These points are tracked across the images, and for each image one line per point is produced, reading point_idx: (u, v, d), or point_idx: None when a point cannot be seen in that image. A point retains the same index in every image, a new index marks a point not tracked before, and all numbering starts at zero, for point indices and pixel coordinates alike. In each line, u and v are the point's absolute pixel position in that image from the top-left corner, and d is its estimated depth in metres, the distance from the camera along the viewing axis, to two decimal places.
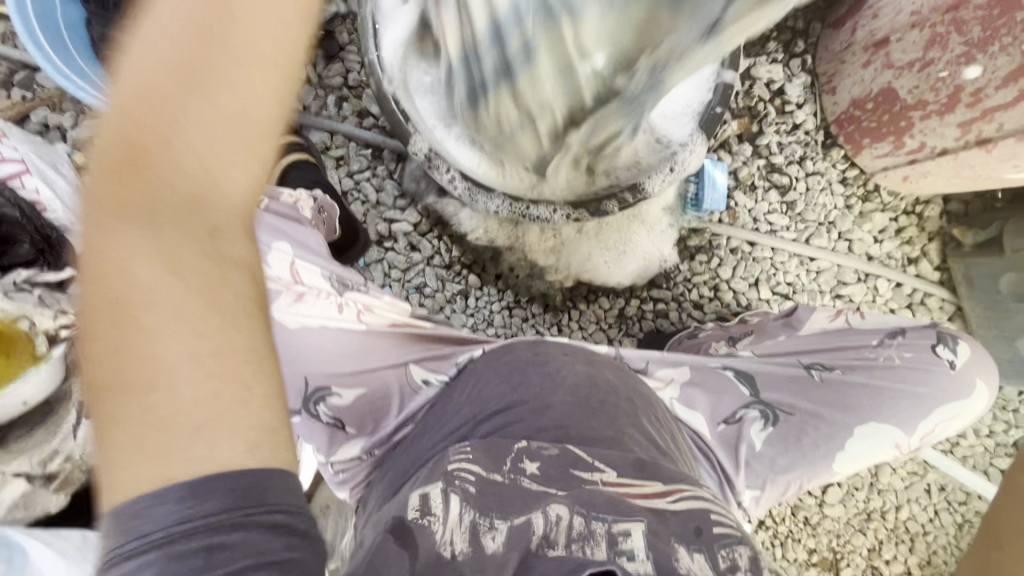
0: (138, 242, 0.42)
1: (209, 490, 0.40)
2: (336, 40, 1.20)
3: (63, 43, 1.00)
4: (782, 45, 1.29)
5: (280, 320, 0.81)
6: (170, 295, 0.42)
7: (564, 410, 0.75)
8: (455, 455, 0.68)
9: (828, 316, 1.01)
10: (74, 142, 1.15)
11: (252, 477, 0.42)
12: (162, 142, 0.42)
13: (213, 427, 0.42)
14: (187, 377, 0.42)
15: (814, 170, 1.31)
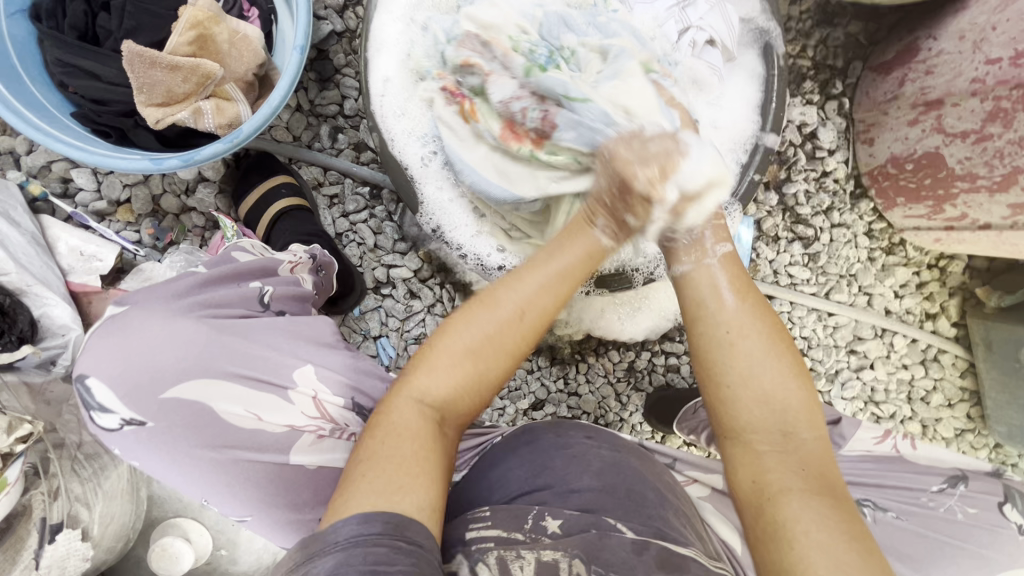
0: (426, 386, 0.58)
1: (371, 520, 0.48)
2: (331, 61, 1.07)
3: (11, 68, 0.86)
4: (818, 85, 1.20)
5: (302, 465, 0.64)
6: (449, 391, 0.59)
7: (591, 496, 0.63)
8: (473, 517, 0.61)
9: (874, 437, 0.80)
10: (28, 168, 1.01)
11: (404, 516, 0.49)
12: (492, 314, 0.60)
13: (406, 479, 0.52)
14: (425, 448, 0.56)
15: (841, 222, 1.24)
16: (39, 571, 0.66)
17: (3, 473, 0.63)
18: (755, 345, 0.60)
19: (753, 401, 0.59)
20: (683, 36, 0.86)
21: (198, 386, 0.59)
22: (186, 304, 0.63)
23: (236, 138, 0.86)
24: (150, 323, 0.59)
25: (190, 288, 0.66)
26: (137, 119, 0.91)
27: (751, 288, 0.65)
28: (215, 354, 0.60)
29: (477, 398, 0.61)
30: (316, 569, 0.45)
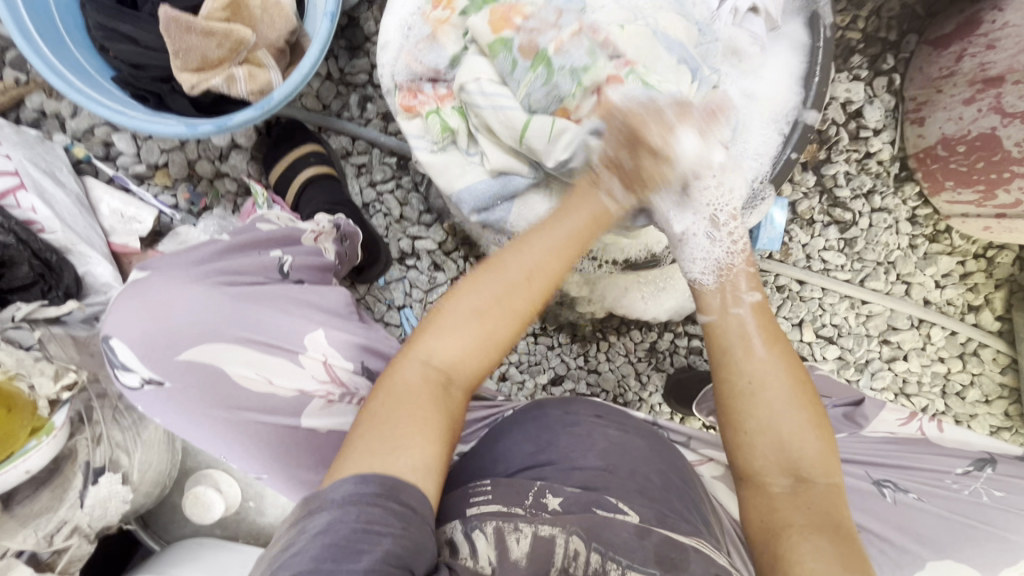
0: (434, 351, 0.60)
1: (367, 481, 0.49)
2: (361, 29, 1.07)
3: (55, 31, 0.88)
4: (867, 60, 1.14)
5: (312, 428, 0.67)
6: (452, 343, 0.60)
7: (592, 474, 0.65)
8: (473, 491, 0.62)
9: (898, 418, 0.77)
10: (73, 132, 1.05)
11: (401, 479, 0.50)
12: (489, 280, 0.62)
13: (408, 439, 0.54)
14: (421, 407, 0.56)
15: (881, 206, 1.19)
16: (84, 509, 0.70)
17: (50, 418, 0.67)
18: (780, 397, 0.59)
19: (773, 446, 0.58)
20: (725, 3, 0.87)
21: (213, 351, 0.61)
22: (204, 271, 0.66)
23: (266, 104, 0.87)
24: (169, 286, 0.62)
25: (211, 254, 0.69)
26: (174, 85, 0.93)
27: (780, 338, 0.63)
28: (225, 324, 0.62)
29: (475, 357, 0.61)
30: (313, 523, 0.47)
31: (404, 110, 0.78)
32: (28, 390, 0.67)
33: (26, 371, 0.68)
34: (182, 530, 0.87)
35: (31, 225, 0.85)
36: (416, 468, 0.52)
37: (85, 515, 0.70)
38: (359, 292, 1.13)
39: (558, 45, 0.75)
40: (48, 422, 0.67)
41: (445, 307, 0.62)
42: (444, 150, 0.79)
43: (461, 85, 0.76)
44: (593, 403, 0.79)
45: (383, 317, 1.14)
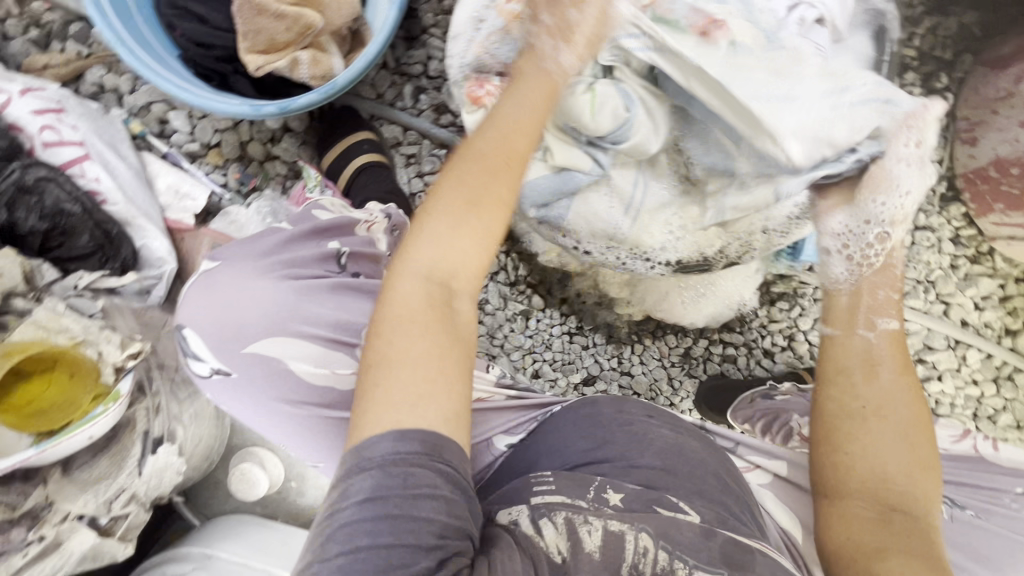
0: (423, 263, 0.56)
1: (408, 438, 0.49)
2: (419, 21, 1.08)
3: (126, 6, 0.89)
4: (921, 77, 1.13)
5: None
6: (441, 268, 0.56)
7: (651, 473, 0.65)
8: (536, 481, 0.63)
9: (952, 436, 0.76)
10: (130, 108, 1.06)
11: (434, 433, 0.49)
12: (458, 171, 0.60)
13: (426, 379, 0.51)
14: (427, 340, 0.53)
15: (925, 224, 1.19)
16: (142, 478, 0.71)
17: (117, 385, 0.68)
18: (889, 423, 0.63)
19: (876, 470, 0.61)
20: (792, 12, 0.86)
21: (277, 342, 0.63)
22: (269, 263, 0.66)
23: (330, 88, 0.88)
24: (235, 280, 0.64)
25: (274, 245, 0.68)
26: (237, 66, 0.94)
27: (909, 369, 0.67)
28: (289, 316, 0.63)
29: (466, 279, 0.58)
30: (356, 486, 0.48)
31: (470, 101, 0.77)
32: (96, 356, 0.69)
33: (94, 339, 0.71)
34: (222, 506, 0.88)
35: (94, 195, 0.87)
36: (446, 414, 0.51)
37: (142, 483, 0.71)
38: None
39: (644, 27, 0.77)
40: (115, 390, 0.68)
41: (428, 210, 0.58)
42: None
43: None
44: (641, 403, 0.77)
45: None
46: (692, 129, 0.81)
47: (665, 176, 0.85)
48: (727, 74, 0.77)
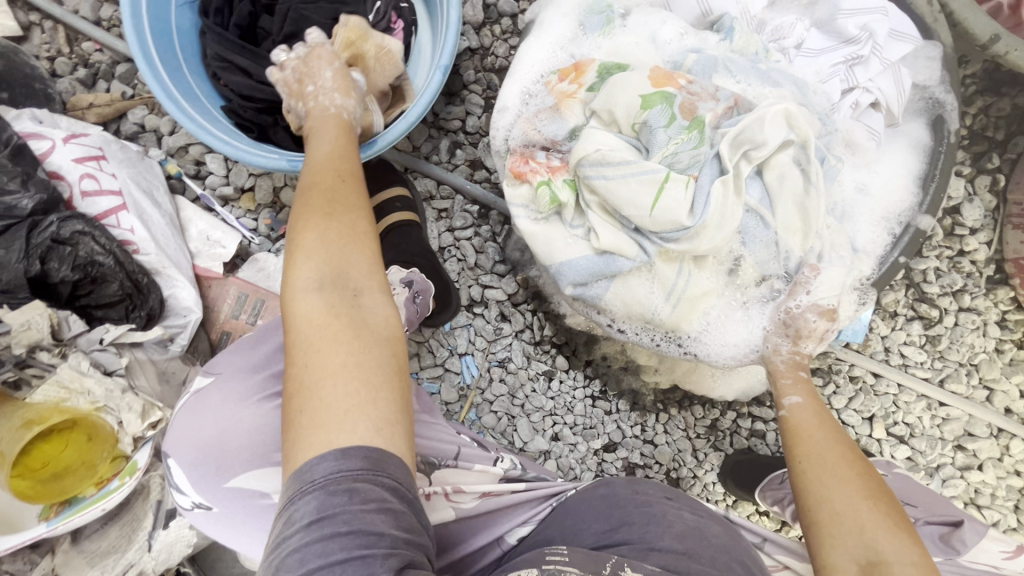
0: (312, 277, 0.52)
1: (350, 455, 0.44)
2: (461, 77, 1.07)
3: (174, 57, 0.90)
4: (970, 157, 1.10)
5: None
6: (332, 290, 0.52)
7: (673, 556, 0.60)
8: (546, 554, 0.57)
9: (1002, 552, 0.69)
10: (168, 149, 1.06)
11: (382, 450, 0.45)
12: (317, 189, 0.59)
13: (352, 384, 0.47)
14: (348, 352, 0.49)
15: (970, 306, 1.14)
16: (151, 553, 0.67)
17: (134, 457, 0.67)
18: (831, 474, 0.66)
19: (834, 520, 0.63)
20: (846, 96, 0.83)
21: (263, 476, 0.56)
22: (260, 382, 0.59)
23: (369, 148, 0.87)
24: (223, 406, 0.57)
25: (267, 358, 0.61)
26: (278, 119, 0.94)
27: (828, 420, 0.73)
28: (278, 446, 0.57)
29: (366, 276, 0.54)
30: (298, 513, 0.42)
31: (514, 175, 0.75)
32: (116, 425, 0.67)
33: (114, 404, 0.67)
34: (229, 571, 0.85)
35: (127, 244, 0.86)
36: (388, 407, 0.48)
37: (151, 558, 0.67)
38: (424, 335, 1.11)
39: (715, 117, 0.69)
40: (133, 462, 0.67)
41: (304, 227, 0.55)
42: (547, 220, 0.78)
43: (578, 159, 0.71)
44: (660, 483, 0.74)
45: (444, 363, 1.12)
46: (750, 226, 0.75)
47: (716, 266, 0.78)
48: (787, 166, 0.72)
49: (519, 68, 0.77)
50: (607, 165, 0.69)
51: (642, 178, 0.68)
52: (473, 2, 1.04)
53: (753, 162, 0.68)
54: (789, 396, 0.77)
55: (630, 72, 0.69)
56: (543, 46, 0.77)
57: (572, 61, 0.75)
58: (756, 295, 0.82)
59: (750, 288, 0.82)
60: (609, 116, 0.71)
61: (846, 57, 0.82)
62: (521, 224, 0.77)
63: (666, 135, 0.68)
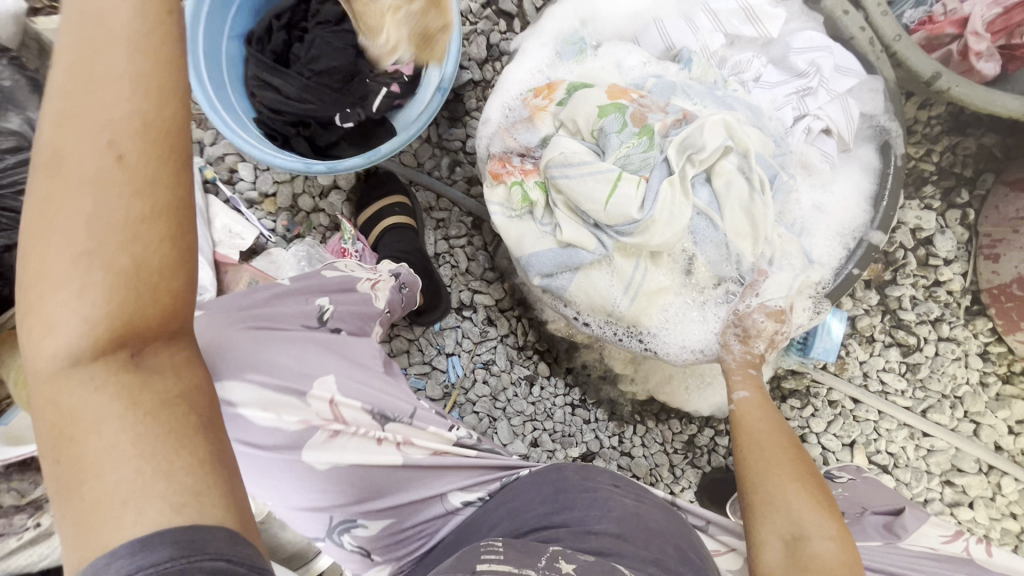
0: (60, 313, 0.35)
1: (150, 547, 0.32)
2: (463, 104, 1.20)
3: (220, 78, 1.06)
4: (940, 192, 1.15)
5: (312, 464, 0.63)
6: (70, 289, 0.34)
7: (607, 540, 0.63)
8: (484, 547, 0.57)
9: (942, 535, 0.80)
10: (207, 157, 1.20)
11: (201, 530, 0.33)
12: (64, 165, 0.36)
13: (150, 442, 0.35)
14: (146, 393, 0.36)
15: (949, 336, 1.16)
16: None
17: None
18: (765, 457, 0.71)
19: (764, 499, 0.67)
20: (799, 122, 0.92)
21: (229, 386, 0.61)
22: (238, 314, 0.66)
23: (373, 154, 1.01)
24: (205, 325, 0.64)
25: (253, 299, 0.69)
26: (301, 130, 1.10)
27: (771, 410, 0.79)
28: (244, 365, 0.62)
29: (148, 270, 0.36)
30: None
31: (492, 176, 0.86)
32: None
33: None
34: None
35: None
36: (201, 464, 0.36)
37: None
38: (414, 334, 1.18)
39: (663, 126, 0.80)
40: None
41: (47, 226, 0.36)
42: (520, 217, 0.86)
43: (546, 162, 0.81)
44: (612, 472, 0.78)
45: (431, 361, 1.19)
46: (700, 227, 0.83)
47: (671, 264, 0.86)
48: (736, 176, 0.81)
49: (504, 86, 0.89)
50: (569, 167, 0.79)
51: (598, 177, 0.77)
52: (477, 41, 1.18)
53: (697, 165, 0.77)
54: (738, 391, 0.82)
55: (592, 88, 0.81)
56: (524, 70, 0.89)
57: (545, 82, 0.87)
58: (714, 295, 0.89)
59: (707, 288, 0.88)
60: (573, 126, 0.82)
61: (798, 88, 0.91)
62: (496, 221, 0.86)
63: (618, 140, 0.78)
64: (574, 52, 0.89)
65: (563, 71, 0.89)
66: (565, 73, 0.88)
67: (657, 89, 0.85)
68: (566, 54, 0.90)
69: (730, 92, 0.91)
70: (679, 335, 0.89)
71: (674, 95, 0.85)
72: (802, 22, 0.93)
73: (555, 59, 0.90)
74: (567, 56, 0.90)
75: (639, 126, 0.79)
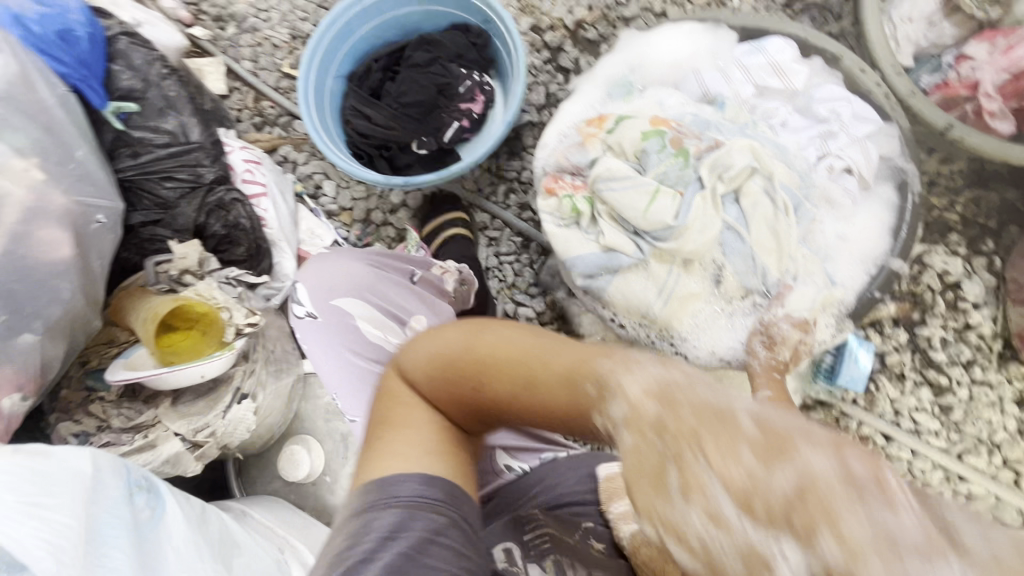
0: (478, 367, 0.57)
1: (434, 487, 0.53)
2: (522, 141, 1.37)
3: (324, 106, 1.27)
4: (966, 239, 1.22)
5: None
6: (508, 349, 0.55)
7: None
8: (529, 525, 0.67)
9: None
10: (299, 174, 1.39)
11: (461, 495, 0.55)
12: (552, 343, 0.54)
13: (438, 439, 0.58)
14: (459, 419, 0.61)
15: (982, 379, 1.18)
16: (225, 420, 0.88)
17: (234, 342, 0.89)
18: None
19: None
20: (822, 161, 1.03)
21: (357, 304, 0.81)
22: (365, 255, 0.86)
23: (446, 172, 1.18)
24: (341, 258, 0.84)
25: (374, 250, 0.89)
26: (382, 152, 1.29)
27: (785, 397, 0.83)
28: (368, 293, 0.82)
29: (554, 375, 0.51)
30: (379, 522, 0.51)
31: (546, 190, 1.00)
32: (227, 318, 0.91)
33: (230, 307, 0.92)
34: (264, 485, 1.00)
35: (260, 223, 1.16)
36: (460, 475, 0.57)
37: (223, 425, 0.87)
38: None
39: (696, 150, 0.95)
40: (232, 344, 0.89)
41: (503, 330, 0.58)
42: (568, 226, 0.98)
43: (595, 177, 0.94)
44: None
45: None
46: (728, 240, 0.94)
47: (702, 272, 0.95)
48: (759, 196, 0.93)
49: (561, 117, 1.05)
50: (614, 180, 0.93)
51: (640, 190, 0.91)
52: (537, 90, 1.37)
53: (727, 181, 0.92)
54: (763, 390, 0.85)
55: (635, 118, 0.97)
56: (579, 105, 1.06)
57: (596, 114, 1.03)
58: (742, 304, 0.95)
59: (736, 300, 0.96)
60: (620, 148, 0.97)
61: (820, 133, 1.04)
62: (546, 227, 0.98)
63: (658, 158, 0.94)
64: (621, 93, 1.06)
65: (611, 106, 1.05)
66: (614, 107, 1.04)
67: (693, 123, 1.00)
68: (615, 94, 1.06)
69: (760, 130, 1.03)
70: (709, 340, 0.96)
71: (707, 127, 0.99)
72: (824, 78, 1.07)
73: (605, 97, 1.07)
74: (616, 95, 1.06)
75: (677, 148, 0.94)
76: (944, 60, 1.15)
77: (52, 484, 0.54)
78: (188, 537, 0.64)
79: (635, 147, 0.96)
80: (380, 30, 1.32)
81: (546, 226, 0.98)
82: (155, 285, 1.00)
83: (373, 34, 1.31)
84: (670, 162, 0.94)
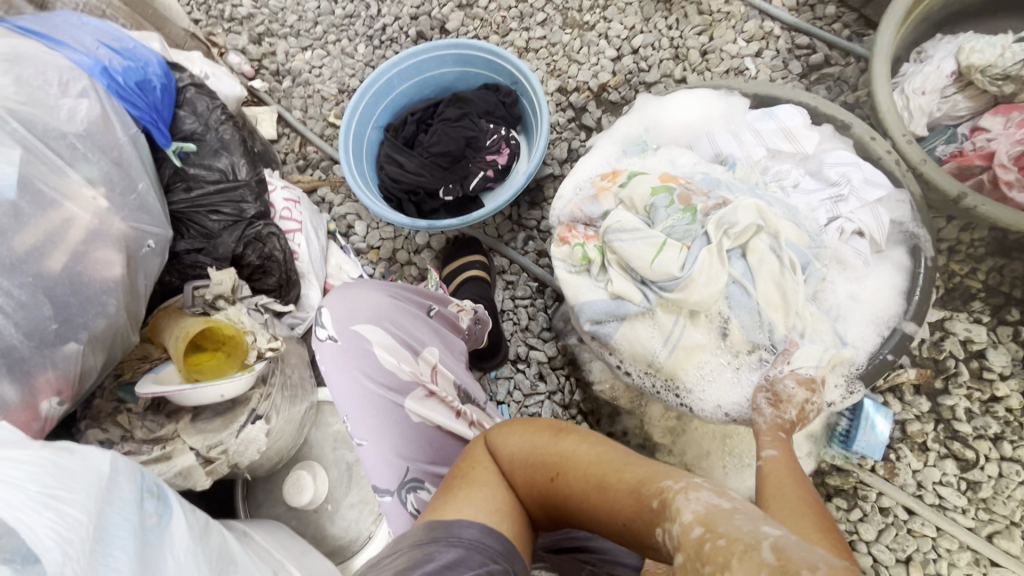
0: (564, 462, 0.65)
1: (497, 536, 0.57)
2: (543, 191, 1.44)
3: (360, 153, 1.38)
4: (989, 308, 1.19)
5: (411, 411, 0.81)
6: (593, 454, 0.65)
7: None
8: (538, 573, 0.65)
9: None
10: (334, 214, 1.49)
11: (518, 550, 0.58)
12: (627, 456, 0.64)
13: (505, 502, 0.64)
14: (527, 499, 0.66)
15: (1013, 456, 1.12)
16: (237, 439, 0.92)
17: (254, 364, 0.95)
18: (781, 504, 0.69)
19: None
20: (833, 223, 1.04)
21: (375, 331, 0.84)
22: (387, 288, 0.92)
23: (467, 218, 1.24)
24: (364, 289, 0.89)
25: (397, 285, 0.94)
26: (411, 197, 1.38)
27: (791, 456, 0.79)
28: (386, 323, 0.86)
29: (629, 483, 0.60)
30: (441, 555, 0.54)
31: (559, 238, 1.04)
32: (251, 340, 0.97)
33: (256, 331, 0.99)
34: (267, 509, 1.03)
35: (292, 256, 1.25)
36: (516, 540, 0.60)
37: (234, 442, 0.92)
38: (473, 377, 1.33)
39: (704, 207, 0.99)
40: (252, 366, 0.95)
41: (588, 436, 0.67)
42: (579, 273, 1.02)
43: (607, 228, 0.99)
44: None
45: None
46: (734, 294, 0.96)
47: (708, 324, 0.97)
48: (764, 253, 0.95)
49: (578, 171, 1.12)
50: (623, 231, 0.97)
51: (647, 241, 0.95)
52: (560, 145, 1.45)
53: (733, 237, 0.95)
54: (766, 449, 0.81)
55: (647, 174, 1.02)
56: (596, 161, 1.13)
57: (610, 170, 1.09)
58: (748, 361, 0.96)
59: (742, 354, 0.97)
60: (631, 203, 1.01)
61: (830, 195, 1.06)
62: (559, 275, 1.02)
63: (666, 213, 0.98)
64: (636, 151, 1.11)
65: (626, 162, 1.11)
66: (628, 164, 1.10)
67: (703, 182, 1.04)
68: (630, 152, 1.12)
69: (770, 191, 1.07)
70: (713, 394, 0.97)
71: (717, 186, 1.03)
72: (835, 143, 1.11)
73: (621, 154, 1.13)
74: (631, 153, 1.12)
75: (685, 204, 0.98)
76: (959, 131, 1.20)
77: (70, 480, 0.57)
78: (189, 546, 0.66)
79: (646, 202, 1.00)
80: (418, 87, 1.44)
81: (558, 274, 1.02)
82: (191, 308, 1.03)
83: (411, 90, 1.43)
84: (678, 216, 0.97)
